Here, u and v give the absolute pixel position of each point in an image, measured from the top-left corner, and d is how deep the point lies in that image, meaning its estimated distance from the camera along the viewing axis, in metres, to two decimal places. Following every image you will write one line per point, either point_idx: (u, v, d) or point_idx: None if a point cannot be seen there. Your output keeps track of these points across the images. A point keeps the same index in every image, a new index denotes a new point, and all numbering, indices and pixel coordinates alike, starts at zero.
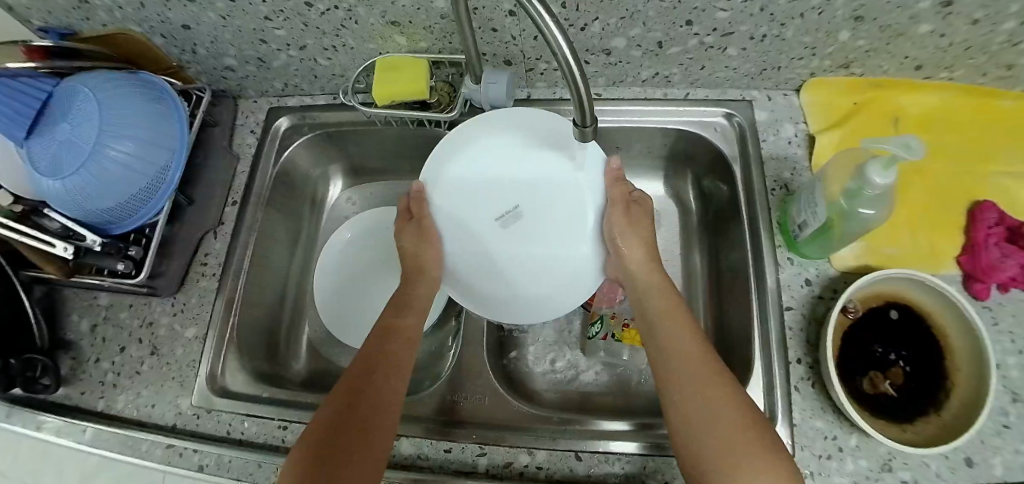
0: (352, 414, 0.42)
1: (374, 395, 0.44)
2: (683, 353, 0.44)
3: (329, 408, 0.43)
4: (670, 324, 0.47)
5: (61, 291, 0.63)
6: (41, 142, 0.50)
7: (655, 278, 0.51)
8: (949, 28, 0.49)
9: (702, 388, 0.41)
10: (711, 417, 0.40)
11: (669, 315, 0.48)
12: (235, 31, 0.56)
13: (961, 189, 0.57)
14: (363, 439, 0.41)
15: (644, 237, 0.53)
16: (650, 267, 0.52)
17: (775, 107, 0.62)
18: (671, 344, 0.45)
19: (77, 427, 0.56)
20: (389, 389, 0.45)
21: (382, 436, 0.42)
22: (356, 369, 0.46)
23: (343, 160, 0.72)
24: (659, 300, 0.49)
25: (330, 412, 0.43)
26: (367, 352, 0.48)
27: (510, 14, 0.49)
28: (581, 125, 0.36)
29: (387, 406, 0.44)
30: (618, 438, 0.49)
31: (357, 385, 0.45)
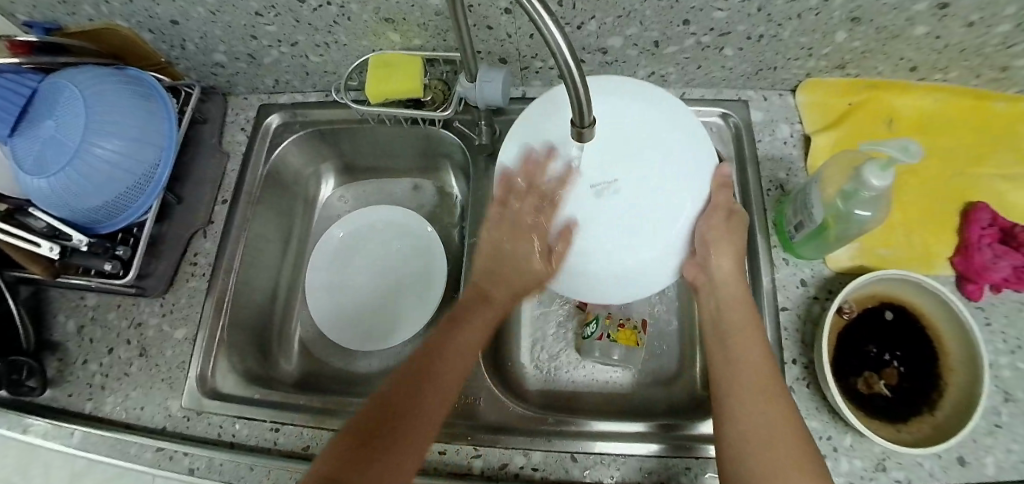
0: (390, 418, 0.39)
1: (415, 407, 0.40)
2: (745, 365, 0.41)
3: (369, 407, 0.40)
4: (745, 337, 0.43)
5: (47, 291, 0.61)
6: (27, 140, 0.49)
7: (737, 292, 0.46)
8: (944, 30, 0.49)
9: (760, 402, 0.39)
10: (767, 430, 0.37)
11: (740, 325, 0.44)
12: (225, 27, 0.55)
13: (955, 190, 0.57)
14: (403, 446, 0.38)
15: (737, 248, 0.46)
16: (735, 279, 0.47)
17: (771, 107, 0.62)
18: (737, 356, 0.42)
19: (64, 430, 0.55)
20: (438, 394, 0.41)
21: (422, 441, 0.39)
22: (409, 369, 0.42)
23: (336, 158, 0.71)
24: (737, 314, 0.45)
25: (377, 407, 0.40)
26: (427, 349, 0.45)
27: (506, 11, 0.49)
28: (579, 126, 0.35)
29: (431, 421, 0.40)
30: (626, 440, 0.48)
31: (404, 391, 0.40)
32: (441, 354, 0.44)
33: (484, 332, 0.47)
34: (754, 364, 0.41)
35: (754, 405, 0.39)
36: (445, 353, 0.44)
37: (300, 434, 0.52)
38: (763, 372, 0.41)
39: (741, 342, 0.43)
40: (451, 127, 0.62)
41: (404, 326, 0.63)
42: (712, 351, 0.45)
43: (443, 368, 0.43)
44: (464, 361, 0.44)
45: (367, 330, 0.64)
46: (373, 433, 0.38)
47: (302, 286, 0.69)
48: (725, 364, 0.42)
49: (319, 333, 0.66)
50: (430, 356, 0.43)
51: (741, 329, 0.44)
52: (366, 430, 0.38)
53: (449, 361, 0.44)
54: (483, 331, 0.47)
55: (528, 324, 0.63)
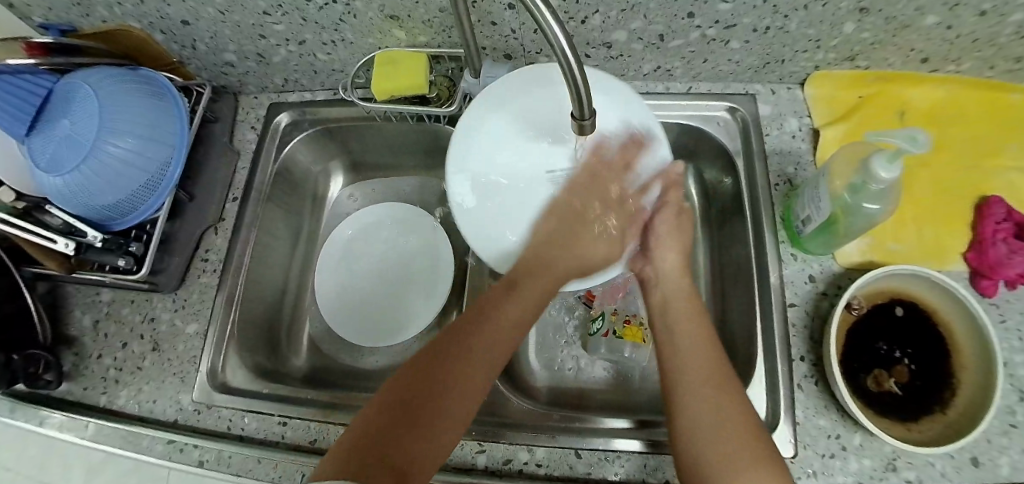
0: (436, 380, 0.37)
1: (463, 370, 0.38)
2: (697, 360, 0.41)
3: (404, 374, 0.37)
4: (691, 329, 0.44)
5: (63, 287, 0.63)
6: (44, 138, 0.51)
7: (685, 287, 0.48)
8: (956, 19, 0.48)
9: (703, 391, 0.39)
10: (713, 426, 0.37)
11: (682, 316, 0.45)
12: (235, 27, 0.56)
13: (968, 184, 0.56)
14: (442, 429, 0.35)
15: (683, 244, 0.51)
16: (683, 274, 0.49)
17: (779, 101, 0.61)
18: (682, 345, 0.43)
19: (78, 422, 0.56)
20: (472, 371, 0.38)
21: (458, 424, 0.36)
22: (447, 330, 0.41)
23: (344, 156, 0.72)
24: (684, 304, 0.46)
25: (420, 375, 0.37)
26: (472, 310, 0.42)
27: (509, 7, 0.49)
28: (579, 119, 0.36)
29: (472, 393, 0.37)
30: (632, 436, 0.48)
31: (440, 349, 0.39)
32: (480, 321, 0.41)
33: (539, 306, 0.44)
34: (696, 355, 0.42)
35: (702, 397, 0.39)
36: (500, 323, 0.41)
37: (307, 428, 0.52)
38: (705, 360, 0.41)
39: (684, 331, 0.44)
40: (456, 123, 0.62)
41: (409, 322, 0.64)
42: (661, 342, 0.45)
43: (483, 337, 0.40)
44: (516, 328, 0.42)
45: (375, 328, 0.64)
46: (409, 401, 0.35)
47: (310, 284, 0.70)
48: (674, 355, 0.43)
49: (327, 329, 0.66)
50: (477, 318, 0.41)
51: (682, 320, 0.45)
52: (400, 396, 0.36)
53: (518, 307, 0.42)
54: (534, 306, 0.43)
55: (533, 321, 0.63)
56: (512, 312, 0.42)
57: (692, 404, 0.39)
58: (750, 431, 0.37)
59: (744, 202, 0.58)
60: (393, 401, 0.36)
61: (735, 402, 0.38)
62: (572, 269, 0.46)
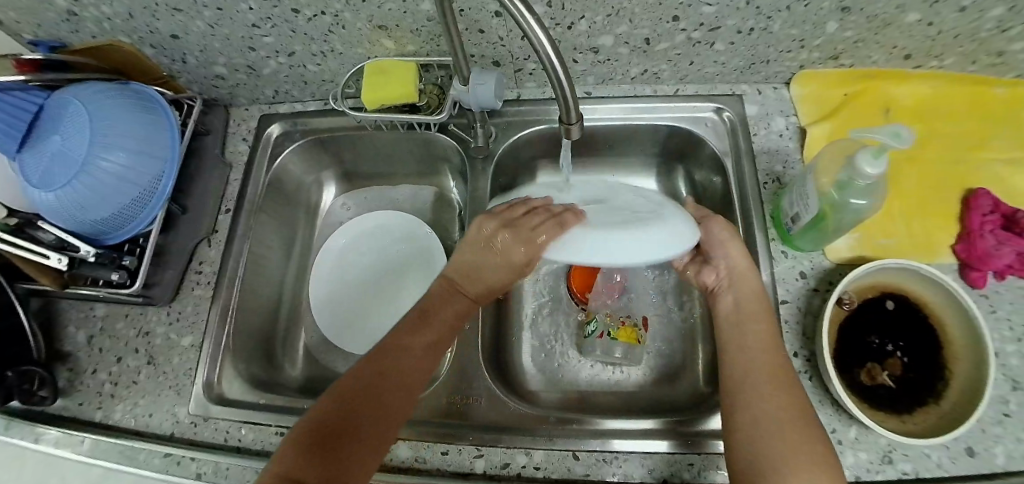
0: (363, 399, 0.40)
1: (378, 410, 0.40)
2: (758, 367, 0.42)
3: (326, 411, 0.39)
4: (757, 331, 0.44)
5: (57, 303, 0.63)
6: (35, 154, 0.51)
7: (756, 305, 0.46)
8: (936, 16, 0.49)
9: (765, 393, 0.39)
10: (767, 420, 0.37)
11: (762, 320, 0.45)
12: (224, 40, 0.57)
13: (954, 177, 0.56)
14: (365, 459, 0.38)
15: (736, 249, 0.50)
16: (751, 274, 0.48)
17: (765, 101, 0.62)
18: (746, 350, 0.43)
19: (74, 438, 0.56)
20: (391, 410, 0.41)
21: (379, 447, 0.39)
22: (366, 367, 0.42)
23: (336, 165, 0.72)
24: (756, 304, 0.47)
25: (342, 411, 0.39)
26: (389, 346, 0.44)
27: (496, 14, 0.49)
28: (566, 123, 0.37)
29: (384, 431, 0.40)
30: (640, 438, 0.48)
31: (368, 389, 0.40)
32: (405, 362, 0.43)
33: (449, 335, 0.47)
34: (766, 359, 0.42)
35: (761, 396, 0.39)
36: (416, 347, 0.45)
37: None
38: (774, 365, 0.41)
39: (742, 341, 0.44)
40: (447, 130, 0.63)
41: None
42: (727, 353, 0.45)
43: (402, 373, 0.42)
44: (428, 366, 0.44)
45: (372, 335, 0.64)
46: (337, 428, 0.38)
47: (305, 293, 0.70)
48: (737, 363, 0.43)
49: (323, 339, 0.66)
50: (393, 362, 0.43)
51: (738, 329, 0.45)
52: (322, 433, 0.38)
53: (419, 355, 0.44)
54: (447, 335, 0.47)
55: (529, 325, 0.63)
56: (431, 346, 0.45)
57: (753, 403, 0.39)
58: (806, 424, 0.37)
59: (734, 203, 0.58)
60: (312, 440, 0.37)
61: (792, 401, 0.39)
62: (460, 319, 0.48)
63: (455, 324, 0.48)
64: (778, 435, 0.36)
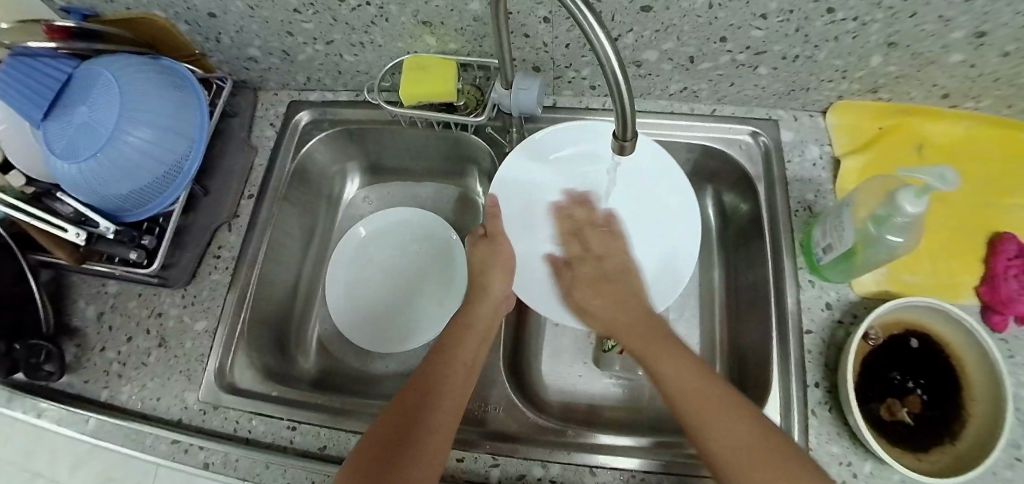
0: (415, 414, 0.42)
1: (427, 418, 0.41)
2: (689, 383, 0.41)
3: (375, 434, 0.41)
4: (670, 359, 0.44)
5: (68, 276, 0.61)
6: (60, 124, 0.49)
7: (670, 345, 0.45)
8: (979, 59, 0.49)
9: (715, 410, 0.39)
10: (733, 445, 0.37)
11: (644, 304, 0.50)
12: (263, 23, 0.56)
13: (981, 219, 0.57)
14: (420, 465, 0.38)
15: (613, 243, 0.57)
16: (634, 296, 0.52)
17: (801, 128, 0.62)
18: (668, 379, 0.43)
19: (79, 417, 0.55)
20: (438, 421, 0.42)
21: (437, 455, 0.40)
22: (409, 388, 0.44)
23: (362, 158, 0.71)
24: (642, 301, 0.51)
25: (386, 434, 0.40)
26: (429, 361, 0.47)
27: (545, 20, 0.49)
28: (622, 139, 0.36)
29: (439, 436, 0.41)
30: (616, 453, 0.48)
31: (406, 410, 0.42)
32: (446, 377, 0.45)
33: (483, 337, 0.51)
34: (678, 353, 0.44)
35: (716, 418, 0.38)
36: (457, 352, 0.48)
37: (317, 434, 0.51)
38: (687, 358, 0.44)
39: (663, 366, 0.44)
40: (482, 131, 0.62)
41: (418, 333, 0.62)
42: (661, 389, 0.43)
43: (445, 379, 0.45)
44: (466, 379, 0.46)
45: (390, 332, 0.63)
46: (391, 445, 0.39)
47: (320, 284, 0.69)
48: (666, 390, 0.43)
49: (337, 332, 0.65)
50: (432, 382, 0.44)
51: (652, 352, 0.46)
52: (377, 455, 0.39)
53: (458, 369, 0.46)
54: (481, 337, 0.51)
55: (547, 334, 0.62)
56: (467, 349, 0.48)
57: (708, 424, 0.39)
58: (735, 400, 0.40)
59: (764, 227, 0.58)
60: (364, 461, 0.39)
61: (712, 383, 0.41)
62: (485, 336, 0.51)
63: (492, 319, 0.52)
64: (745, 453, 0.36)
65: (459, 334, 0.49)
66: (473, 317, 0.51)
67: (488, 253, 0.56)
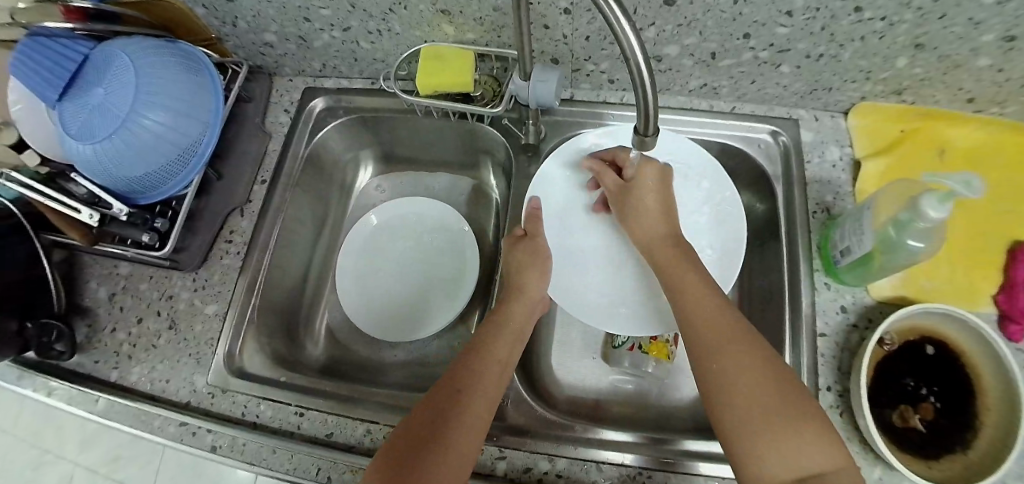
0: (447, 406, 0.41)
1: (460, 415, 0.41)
2: (732, 332, 0.40)
3: (407, 425, 0.41)
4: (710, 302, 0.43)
5: (80, 256, 0.62)
6: (75, 105, 0.49)
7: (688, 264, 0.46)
8: (1009, 63, 0.48)
9: (730, 341, 0.39)
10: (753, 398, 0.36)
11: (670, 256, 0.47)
12: (279, 8, 0.55)
13: (1003, 227, 0.56)
14: (450, 460, 0.38)
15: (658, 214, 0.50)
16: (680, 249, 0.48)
17: (821, 128, 0.61)
18: (713, 323, 0.41)
19: (89, 396, 0.55)
20: (469, 416, 0.41)
21: (465, 451, 0.39)
22: (444, 381, 0.44)
23: (375, 147, 0.71)
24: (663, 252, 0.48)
25: (420, 425, 0.40)
26: (467, 353, 0.46)
27: (566, 12, 0.48)
28: (642, 134, 0.35)
29: (470, 433, 0.40)
30: (614, 449, 0.48)
31: (439, 403, 0.42)
32: (478, 373, 0.44)
33: (521, 331, 0.50)
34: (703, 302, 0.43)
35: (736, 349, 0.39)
36: (493, 348, 0.47)
37: (324, 421, 0.51)
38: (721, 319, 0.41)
39: (693, 296, 0.43)
40: (496, 124, 0.62)
41: (428, 325, 0.62)
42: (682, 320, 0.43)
43: (477, 375, 0.44)
44: (500, 376, 0.45)
45: (400, 321, 0.63)
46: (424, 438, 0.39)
47: (330, 272, 0.69)
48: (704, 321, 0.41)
49: (345, 321, 0.65)
50: (462, 377, 0.44)
51: (670, 262, 0.47)
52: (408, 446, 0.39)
53: (489, 366, 0.45)
54: (520, 332, 0.49)
55: (557, 328, 0.62)
56: (501, 343, 0.47)
57: (720, 359, 0.39)
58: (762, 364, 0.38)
59: (780, 228, 0.57)
60: (396, 449, 0.39)
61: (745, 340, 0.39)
62: (519, 337, 0.49)
63: (529, 313, 0.51)
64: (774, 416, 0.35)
65: (492, 328, 0.48)
66: (508, 314, 0.50)
67: (530, 252, 0.54)
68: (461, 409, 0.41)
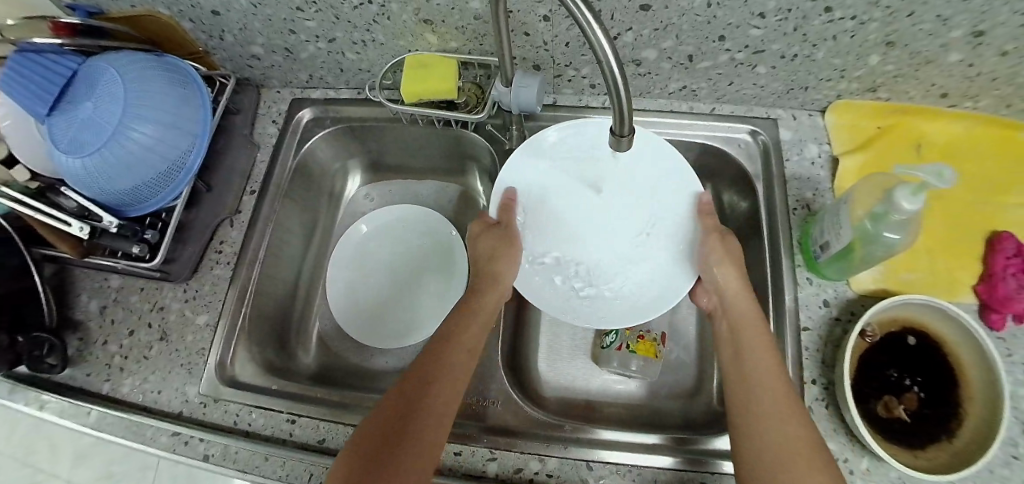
0: (416, 398, 0.42)
1: (429, 408, 0.42)
2: (769, 381, 0.42)
3: (375, 418, 0.42)
4: (759, 351, 0.44)
5: (71, 270, 0.62)
6: (65, 119, 0.50)
7: (748, 307, 0.48)
8: (978, 58, 0.49)
9: (766, 397, 0.41)
10: (777, 442, 0.38)
11: (746, 309, 0.48)
12: (265, 20, 0.56)
13: (980, 219, 0.57)
14: (418, 453, 0.39)
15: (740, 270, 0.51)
16: (746, 296, 0.49)
17: (800, 127, 0.62)
18: (754, 371, 0.43)
19: (81, 409, 0.55)
20: (438, 409, 0.42)
21: (433, 442, 0.41)
22: (413, 372, 0.44)
23: (363, 155, 0.72)
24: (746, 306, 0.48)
25: (389, 417, 0.41)
26: (435, 343, 0.47)
27: (545, 18, 0.49)
28: (618, 134, 0.36)
29: (437, 425, 0.41)
30: (637, 452, 0.48)
31: (407, 395, 0.42)
32: (446, 364, 0.45)
33: (488, 317, 0.51)
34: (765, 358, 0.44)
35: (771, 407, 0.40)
36: (461, 338, 0.47)
37: (316, 427, 0.52)
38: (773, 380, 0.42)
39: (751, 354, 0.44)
40: (481, 129, 0.63)
41: (420, 331, 0.63)
42: (728, 364, 0.46)
43: (445, 366, 0.45)
44: (468, 365, 0.46)
45: (392, 327, 0.64)
46: (393, 432, 0.40)
47: (321, 280, 0.69)
48: (744, 371, 0.44)
49: (337, 328, 0.66)
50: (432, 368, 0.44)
51: (745, 314, 0.47)
52: (377, 441, 0.40)
53: (461, 358, 0.46)
54: (488, 320, 0.50)
55: (546, 330, 0.63)
56: (471, 333, 0.48)
57: (754, 412, 0.41)
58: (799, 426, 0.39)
59: (762, 225, 0.58)
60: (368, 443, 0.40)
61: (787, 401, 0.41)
62: (485, 324, 0.50)
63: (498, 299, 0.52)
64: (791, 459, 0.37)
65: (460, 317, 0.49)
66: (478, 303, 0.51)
67: (500, 240, 0.55)
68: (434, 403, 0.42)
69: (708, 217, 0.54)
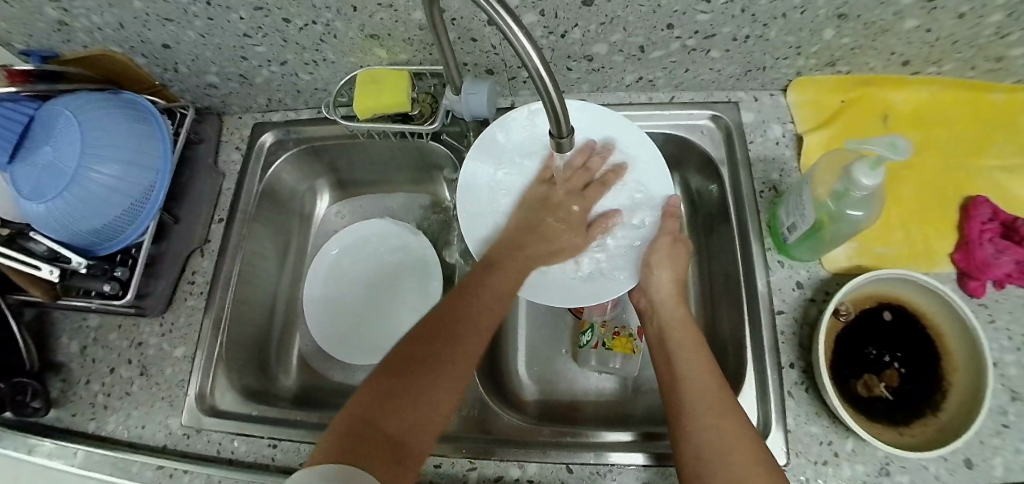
0: (444, 337, 0.42)
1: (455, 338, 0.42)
2: (699, 377, 0.42)
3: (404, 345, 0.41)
4: (687, 354, 0.45)
5: (50, 312, 0.63)
6: (27, 166, 0.50)
7: (679, 313, 0.50)
8: (935, 23, 0.48)
9: (700, 388, 0.41)
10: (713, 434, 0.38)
11: (677, 313, 0.50)
12: (215, 49, 0.56)
13: (953, 186, 0.56)
14: (437, 392, 0.38)
15: (679, 273, 0.53)
16: (677, 304, 0.51)
17: (762, 108, 0.62)
18: (682, 371, 0.44)
19: (66, 450, 0.55)
20: (463, 344, 0.42)
21: (455, 386, 0.39)
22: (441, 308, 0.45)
23: (330, 174, 0.72)
24: (677, 310, 0.50)
25: (419, 349, 0.40)
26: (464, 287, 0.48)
27: (489, 23, 0.49)
28: (557, 136, 0.35)
29: (463, 357, 0.41)
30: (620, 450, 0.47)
31: (438, 325, 0.43)
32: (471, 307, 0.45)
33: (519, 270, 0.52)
34: (698, 359, 0.44)
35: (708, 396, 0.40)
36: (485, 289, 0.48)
37: (297, 450, 0.52)
38: (704, 375, 0.43)
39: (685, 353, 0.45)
40: (441, 139, 0.63)
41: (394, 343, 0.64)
42: (660, 368, 0.47)
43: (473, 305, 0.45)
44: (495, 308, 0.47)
45: (371, 341, 0.64)
46: (417, 361, 0.39)
47: (299, 301, 0.70)
48: (675, 379, 0.43)
49: (317, 347, 0.66)
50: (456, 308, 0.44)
51: (677, 319, 0.49)
52: (405, 366, 0.39)
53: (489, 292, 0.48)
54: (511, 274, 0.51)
55: (523, 333, 0.63)
56: (494, 279, 0.50)
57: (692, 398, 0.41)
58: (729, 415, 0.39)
59: (729, 210, 0.58)
60: (390, 375, 0.38)
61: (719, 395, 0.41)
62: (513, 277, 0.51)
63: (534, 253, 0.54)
64: (720, 443, 0.37)
65: (485, 270, 0.50)
66: (497, 257, 0.52)
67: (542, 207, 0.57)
68: (445, 362, 0.40)
69: (670, 219, 0.54)
